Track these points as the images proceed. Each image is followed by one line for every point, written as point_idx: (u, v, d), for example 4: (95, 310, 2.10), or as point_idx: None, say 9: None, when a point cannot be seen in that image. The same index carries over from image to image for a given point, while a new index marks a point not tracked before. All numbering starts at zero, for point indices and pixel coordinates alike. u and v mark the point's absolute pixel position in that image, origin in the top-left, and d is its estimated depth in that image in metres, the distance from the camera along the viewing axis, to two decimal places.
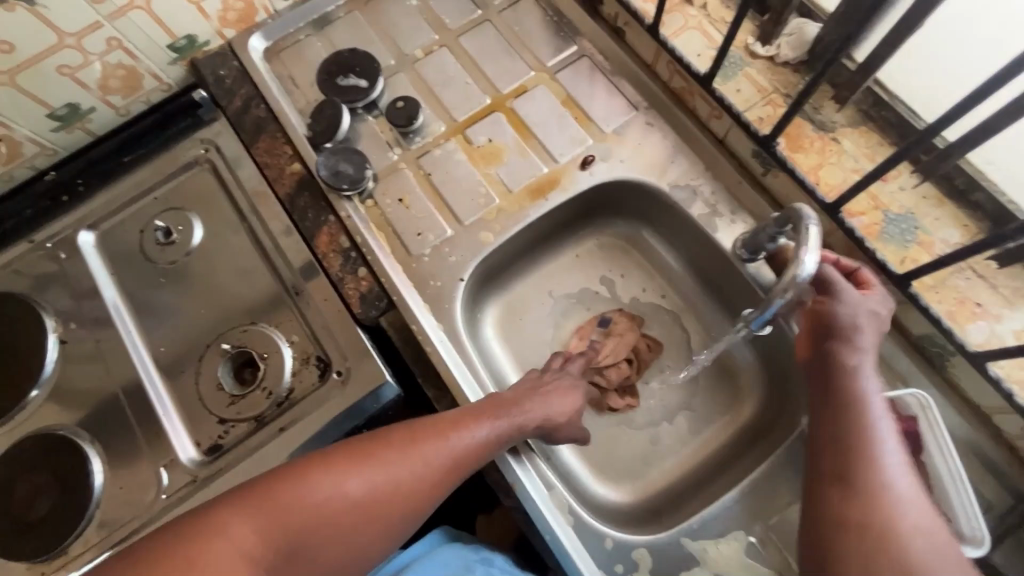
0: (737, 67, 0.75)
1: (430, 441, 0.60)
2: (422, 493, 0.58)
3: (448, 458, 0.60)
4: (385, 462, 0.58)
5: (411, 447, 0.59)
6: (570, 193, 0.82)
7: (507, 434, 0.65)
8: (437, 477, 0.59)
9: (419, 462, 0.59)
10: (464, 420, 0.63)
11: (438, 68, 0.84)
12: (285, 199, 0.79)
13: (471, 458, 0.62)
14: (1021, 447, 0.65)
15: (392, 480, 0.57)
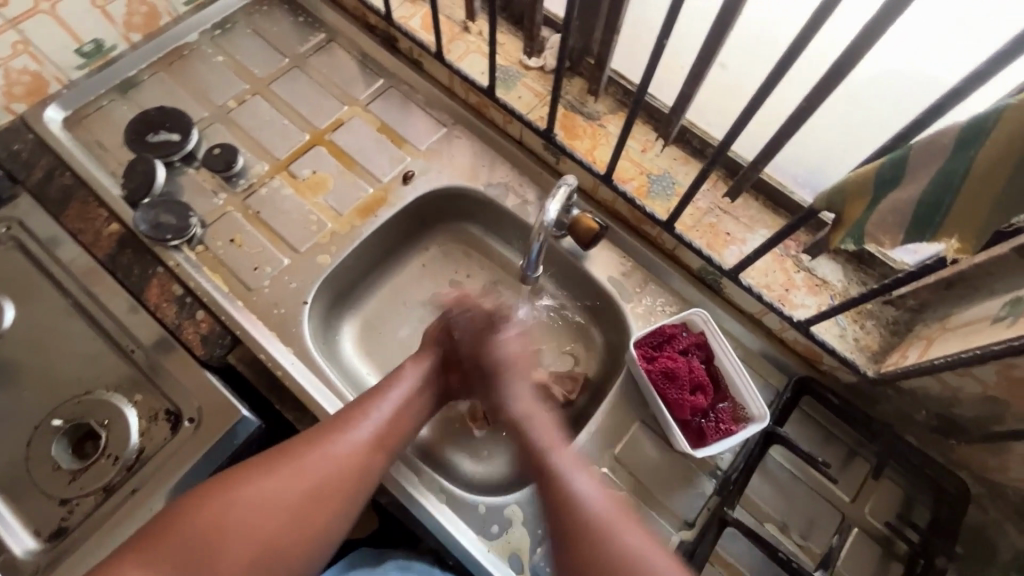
0: (514, 79, 0.90)
1: (331, 432, 0.65)
2: (338, 480, 0.63)
3: (350, 443, 0.65)
4: (292, 462, 0.62)
5: (311, 441, 0.64)
6: (397, 207, 0.89)
7: (409, 410, 0.71)
8: (350, 460, 0.64)
9: (318, 454, 0.63)
10: (357, 407, 0.68)
11: (252, 113, 0.93)
12: (105, 261, 0.82)
13: (381, 437, 0.67)
14: (785, 337, 0.80)
15: (305, 475, 0.62)
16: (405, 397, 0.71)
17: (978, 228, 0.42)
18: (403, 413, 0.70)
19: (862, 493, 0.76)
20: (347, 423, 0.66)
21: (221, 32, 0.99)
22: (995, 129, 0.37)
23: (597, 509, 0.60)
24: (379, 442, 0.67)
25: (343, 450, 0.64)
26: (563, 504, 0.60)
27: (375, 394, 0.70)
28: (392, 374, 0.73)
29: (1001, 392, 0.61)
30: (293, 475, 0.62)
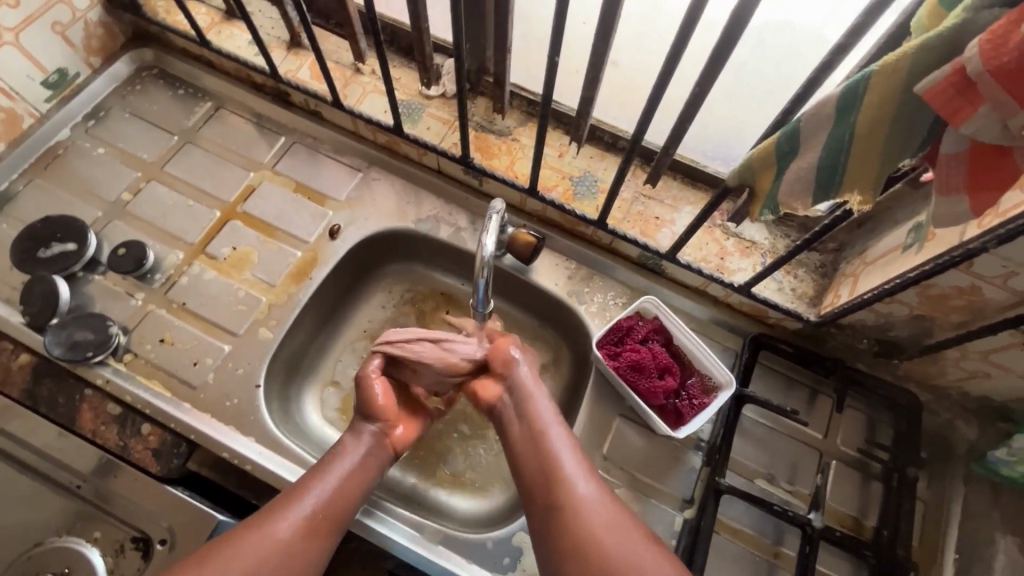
0: (419, 111, 0.89)
1: (278, 509, 0.61)
2: (284, 561, 0.58)
3: (297, 521, 0.60)
4: (237, 547, 0.57)
5: (257, 523, 0.59)
6: (329, 264, 0.86)
7: (361, 480, 0.66)
8: (301, 536, 0.60)
9: (265, 532, 0.59)
10: (297, 486, 0.64)
11: (151, 201, 0.88)
12: (22, 398, 0.74)
13: (327, 514, 0.62)
14: (730, 302, 0.84)
15: (247, 560, 0.57)
16: (351, 466, 0.66)
17: (873, 179, 0.46)
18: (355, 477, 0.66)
19: (832, 427, 0.81)
20: (291, 501, 0.62)
21: (95, 122, 0.93)
22: (867, 94, 0.41)
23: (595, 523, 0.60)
24: (320, 524, 0.62)
25: (297, 526, 0.60)
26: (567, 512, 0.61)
27: (320, 466, 0.66)
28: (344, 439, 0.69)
29: (925, 310, 0.67)
30: (240, 559, 0.57)
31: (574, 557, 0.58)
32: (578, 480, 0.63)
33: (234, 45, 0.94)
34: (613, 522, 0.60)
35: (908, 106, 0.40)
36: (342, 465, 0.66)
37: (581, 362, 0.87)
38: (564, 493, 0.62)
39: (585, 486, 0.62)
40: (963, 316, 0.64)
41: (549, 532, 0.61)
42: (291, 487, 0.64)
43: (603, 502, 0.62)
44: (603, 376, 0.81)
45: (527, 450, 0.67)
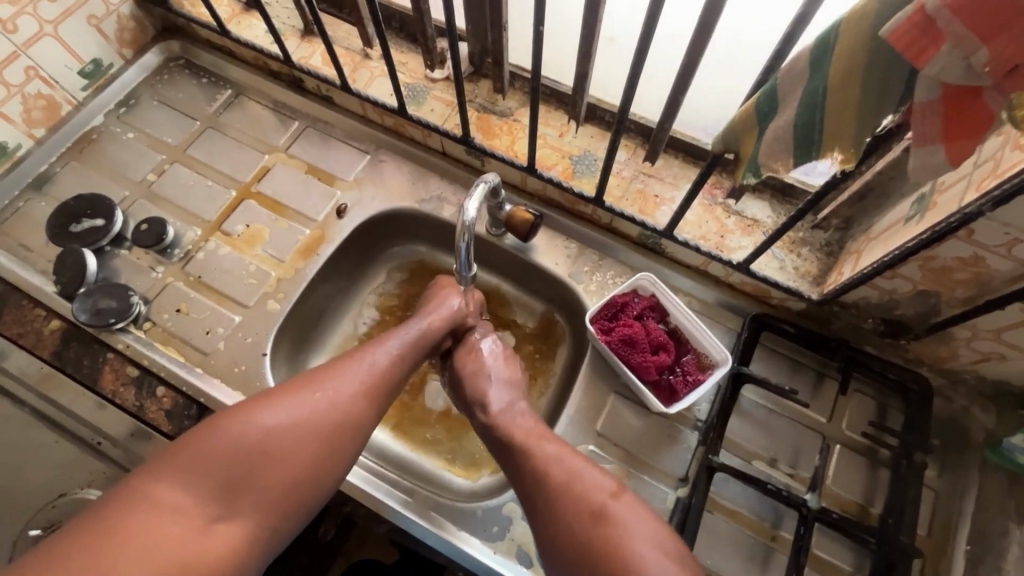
0: (424, 94, 0.91)
1: (347, 367, 0.65)
2: (354, 412, 0.62)
3: (366, 378, 0.65)
4: (310, 396, 0.61)
5: (330, 374, 0.63)
6: (336, 241, 0.90)
7: (417, 346, 0.72)
8: (367, 394, 0.64)
9: (336, 383, 0.63)
10: (355, 352, 0.68)
11: (174, 182, 0.93)
12: (51, 360, 0.80)
13: (381, 380, 0.66)
14: (732, 281, 0.83)
15: (318, 408, 0.60)
16: (401, 346, 0.71)
17: (853, 135, 0.45)
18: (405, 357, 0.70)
19: (836, 411, 0.79)
20: (358, 361, 0.66)
21: (126, 109, 0.99)
22: (837, 44, 0.40)
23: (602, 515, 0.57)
24: (374, 388, 0.65)
25: (364, 380, 0.65)
26: (574, 501, 0.58)
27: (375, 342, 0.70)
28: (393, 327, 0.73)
29: (929, 285, 0.64)
30: (314, 406, 0.60)
31: (593, 544, 0.55)
32: (586, 470, 0.61)
33: (251, 34, 0.99)
34: (649, 529, 0.56)
35: (881, 56, 0.40)
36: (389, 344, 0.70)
37: (578, 342, 0.88)
38: (579, 507, 0.58)
39: (607, 498, 0.58)
40: (970, 291, 0.62)
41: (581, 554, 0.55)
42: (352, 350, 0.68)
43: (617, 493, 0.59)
44: (599, 353, 0.81)
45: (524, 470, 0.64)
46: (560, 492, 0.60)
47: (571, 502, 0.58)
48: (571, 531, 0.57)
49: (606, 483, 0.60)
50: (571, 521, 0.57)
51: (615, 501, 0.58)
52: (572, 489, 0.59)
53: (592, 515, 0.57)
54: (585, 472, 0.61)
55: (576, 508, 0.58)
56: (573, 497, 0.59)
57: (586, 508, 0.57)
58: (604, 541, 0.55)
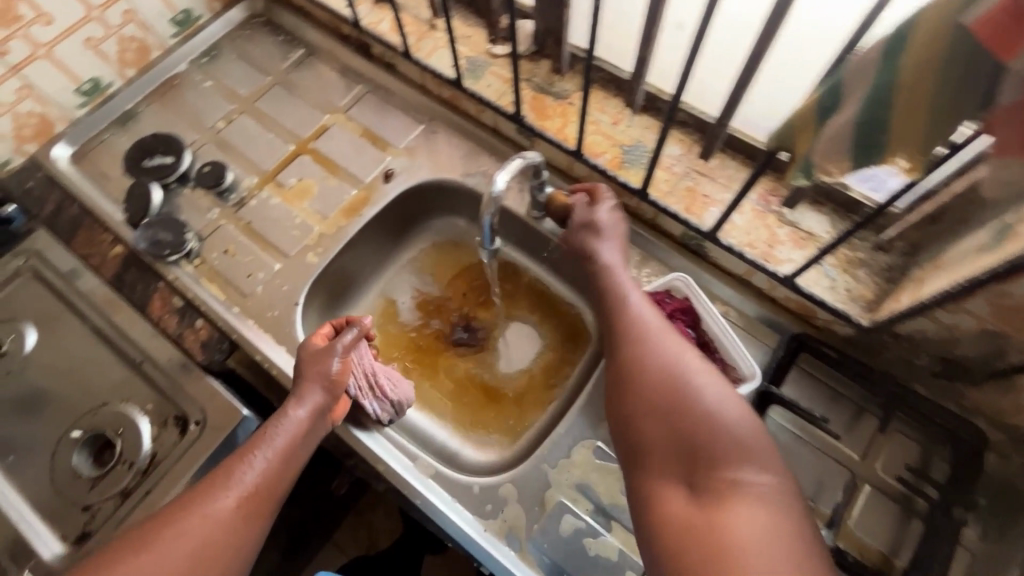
0: (483, 68, 0.91)
1: (201, 498, 0.61)
2: (216, 550, 0.59)
3: (228, 505, 0.61)
4: (168, 534, 0.59)
5: (182, 512, 0.60)
6: (379, 204, 0.92)
7: (293, 443, 0.66)
8: (233, 521, 0.60)
9: (176, 534, 0.59)
10: (239, 457, 0.64)
11: (240, 131, 0.98)
12: (112, 281, 0.87)
13: (265, 486, 0.63)
14: (776, 295, 0.78)
15: (185, 540, 0.58)
16: (284, 442, 0.66)
17: (922, 140, 0.40)
18: (284, 458, 0.65)
19: (871, 449, 0.73)
20: (219, 483, 0.62)
21: (208, 59, 1.04)
22: (914, 32, 0.36)
23: (711, 423, 0.57)
24: (263, 491, 0.63)
25: (229, 503, 0.61)
26: (679, 399, 0.59)
27: (249, 448, 0.65)
28: (268, 421, 0.67)
29: (998, 325, 0.58)
30: (180, 541, 0.58)
31: (697, 453, 0.56)
32: (699, 376, 0.60)
33: None
34: (750, 428, 0.57)
35: (964, 49, 0.35)
36: (281, 436, 0.66)
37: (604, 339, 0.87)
38: (694, 408, 0.58)
39: (716, 399, 0.58)
40: None
41: (673, 454, 0.57)
42: (217, 470, 0.63)
43: (721, 394, 0.59)
44: None
45: (626, 345, 0.65)
46: (673, 401, 0.59)
47: (677, 423, 0.58)
48: (672, 421, 0.58)
49: (718, 391, 0.59)
50: (690, 429, 0.57)
51: (736, 415, 0.57)
52: (682, 387, 0.60)
53: (700, 421, 0.57)
54: (694, 378, 0.60)
55: (680, 409, 0.58)
56: (681, 418, 0.58)
57: (671, 389, 0.60)
58: (706, 444, 0.56)
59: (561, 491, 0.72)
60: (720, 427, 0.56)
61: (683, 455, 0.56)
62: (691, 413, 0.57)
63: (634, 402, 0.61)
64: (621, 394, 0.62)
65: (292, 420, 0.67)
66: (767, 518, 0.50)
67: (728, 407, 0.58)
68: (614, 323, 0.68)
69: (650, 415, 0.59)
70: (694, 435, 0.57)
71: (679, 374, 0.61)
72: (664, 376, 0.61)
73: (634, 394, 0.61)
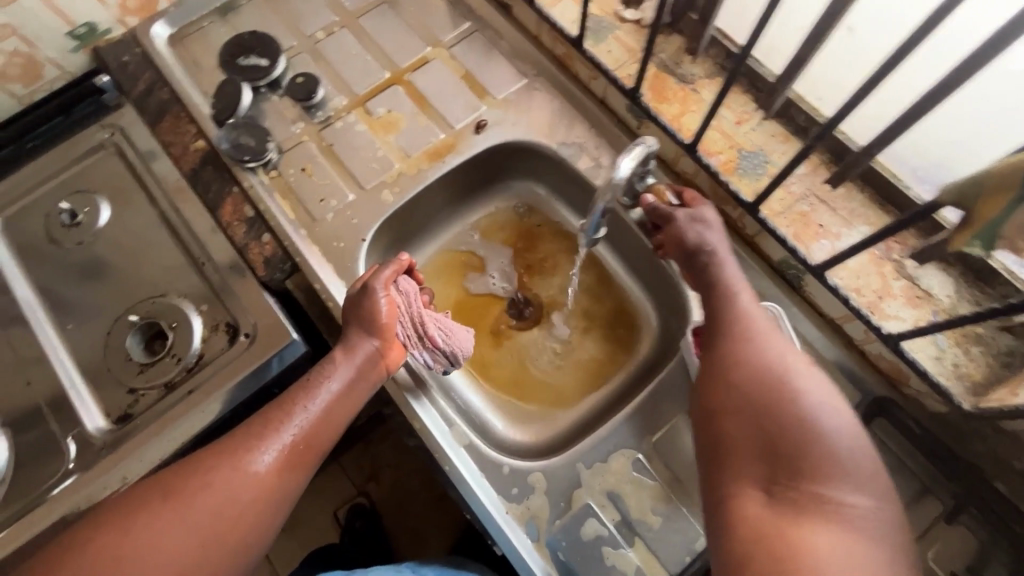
0: (608, 31, 0.83)
1: (245, 446, 0.61)
2: (255, 500, 0.59)
3: (268, 458, 0.60)
4: (207, 484, 0.58)
5: (224, 461, 0.59)
6: (465, 155, 0.87)
7: (344, 397, 0.67)
8: (273, 472, 0.60)
9: (215, 482, 0.58)
10: (282, 407, 0.64)
11: (338, 46, 0.93)
12: (188, 175, 0.86)
13: (307, 439, 0.63)
14: (868, 350, 0.71)
15: (226, 492, 0.58)
16: (334, 391, 0.66)
17: None
18: (332, 411, 0.66)
19: (928, 535, 0.68)
20: (263, 433, 0.62)
21: None
22: None
23: (820, 444, 0.51)
24: (306, 446, 0.63)
25: (271, 457, 0.61)
26: (792, 405, 0.53)
27: (297, 395, 0.65)
28: (317, 369, 0.68)
29: None
30: (223, 491, 0.58)
31: (793, 463, 0.51)
32: (810, 390, 0.55)
33: None
34: (867, 461, 0.51)
35: None
36: (329, 387, 0.66)
37: (665, 350, 0.84)
38: (802, 421, 0.52)
39: (830, 419, 0.53)
40: None
41: (767, 461, 0.52)
42: (256, 423, 0.63)
43: (830, 412, 0.53)
44: (682, 366, 0.74)
45: (726, 338, 0.61)
46: (774, 401, 0.54)
47: (771, 421, 0.53)
48: (773, 423, 0.53)
49: (831, 410, 0.53)
50: (794, 434, 0.52)
51: (847, 435, 0.52)
52: (790, 395, 0.54)
53: (802, 435, 0.52)
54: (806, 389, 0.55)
55: (789, 417, 0.53)
56: (772, 415, 0.54)
57: (776, 388, 0.55)
58: (808, 458, 0.51)
59: (590, 495, 0.70)
60: (833, 451, 0.51)
61: (782, 463, 0.51)
62: (791, 419, 0.53)
63: (730, 389, 0.57)
64: (726, 379, 0.58)
65: (337, 376, 0.67)
66: (858, 547, 0.46)
67: (840, 429, 0.52)
68: (717, 316, 0.64)
69: (749, 412, 0.55)
70: (800, 443, 0.51)
71: (783, 376, 0.56)
72: (775, 376, 0.56)
73: (728, 381, 0.58)
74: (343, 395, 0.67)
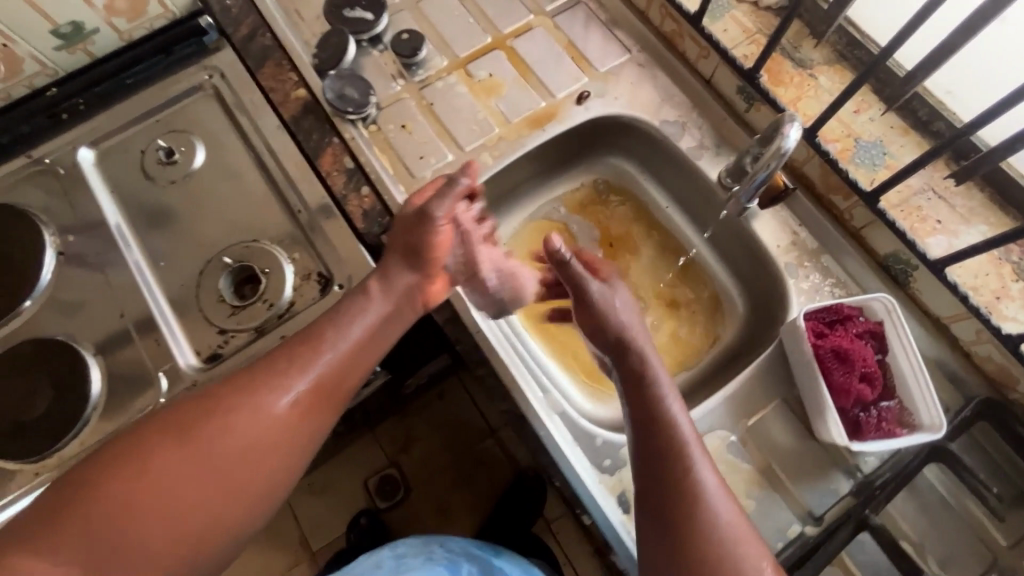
0: (725, 10, 0.82)
1: (270, 385, 0.61)
2: (279, 436, 0.60)
3: (291, 399, 0.61)
4: (230, 423, 0.58)
5: (247, 402, 0.59)
6: (565, 125, 0.86)
7: (374, 332, 0.67)
8: (298, 411, 0.61)
9: (239, 420, 0.59)
10: (312, 339, 0.64)
11: (440, 6, 0.92)
12: (288, 122, 0.85)
13: (335, 377, 0.64)
14: (974, 352, 0.70)
15: (247, 431, 0.59)
16: (366, 323, 0.66)
17: None
18: (361, 346, 0.66)
19: None
20: (285, 373, 0.62)
21: None
22: None
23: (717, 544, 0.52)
24: (332, 386, 0.63)
25: (290, 402, 0.61)
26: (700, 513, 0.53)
27: (330, 326, 0.65)
28: (345, 301, 0.68)
29: None
30: (245, 430, 0.58)
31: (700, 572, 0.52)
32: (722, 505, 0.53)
33: None
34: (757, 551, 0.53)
35: None
36: (362, 322, 0.66)
37: (751, 339, 0.83)
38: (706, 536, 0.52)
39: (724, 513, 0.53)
40: None
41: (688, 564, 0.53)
42: (277, 362, 0.62)
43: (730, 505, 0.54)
44: (780, 350, 0.74)
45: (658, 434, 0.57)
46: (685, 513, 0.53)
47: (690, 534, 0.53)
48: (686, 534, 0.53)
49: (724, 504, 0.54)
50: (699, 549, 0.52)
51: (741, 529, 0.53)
52: (688, 506, 0.53)
53: (718, 540, 0.52)
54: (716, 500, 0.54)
55: (709, 533, 0.52)
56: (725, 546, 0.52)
57: (687, 490, 0.54)
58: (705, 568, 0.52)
59: None
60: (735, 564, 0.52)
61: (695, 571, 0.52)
62: (705, 531, 0.53)
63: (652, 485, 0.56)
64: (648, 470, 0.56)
65: (368, 309, 0.67)
66: None
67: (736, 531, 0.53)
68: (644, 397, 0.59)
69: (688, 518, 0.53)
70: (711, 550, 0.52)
71: (687, 481, 0.54)
72: (694, 485, 0.54)
73: (662, 481, 0.55)
74: (369, 328, 0.66)
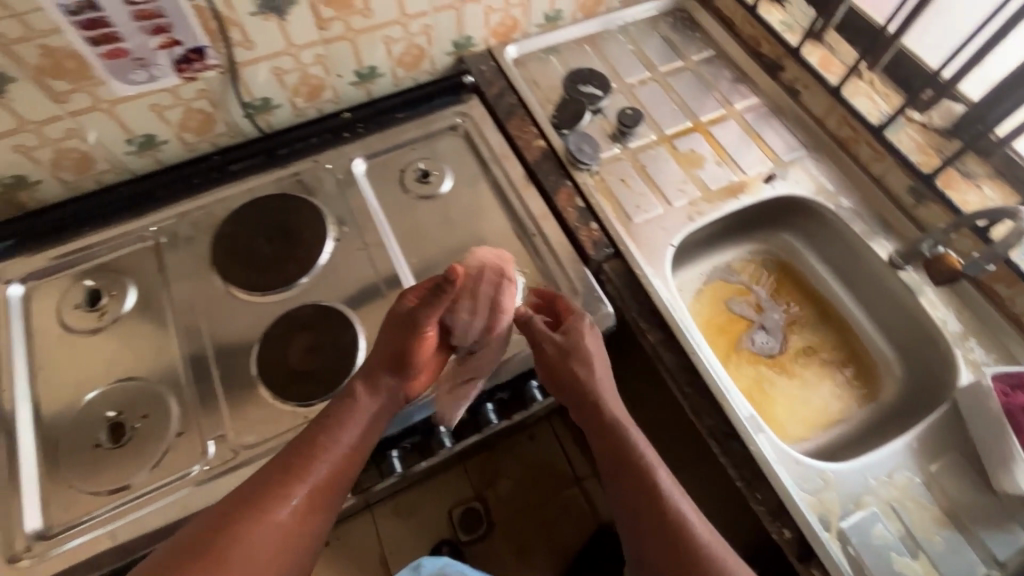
0: (900, 125, 1.01)
1: (279, 493, 0.67)
2: (290, 537, 0.66)
3: (304, 495, 0.67)
4: (244, 541, 0.63)
5: (260, 515, 0.64)
6: (756, 197, 1.03)
7: (361, 428, 0.73)
8: (303, 511, 0.67)
9: (249, 534, 0.63)
10: (311, 442, 0.70)
11: (650, 93, 1.14)
12: (530, 163, 1.04)
13: (344, 469, 0.71)
14: None
15: (260, 549, 0.63)
16: (359, 418, 0.73)
17: None
18: (356, 437, 0.73)
19: None
20: (295, 477, 0.68)
21: (634, 27, 1.22)
22: None
23: None
24: (331, 485, 0.70)
25: (293, 509, 0.66)
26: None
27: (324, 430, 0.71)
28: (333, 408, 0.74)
29: None
30: (258, 551, 0.63)
31: None
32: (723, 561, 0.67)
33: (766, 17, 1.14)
34: None
35: None
36: (353, 421, 0.73)
37: (912, 405, 0.96)
38: None
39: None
40: None
41: None
42: (279, 475, 0.68)
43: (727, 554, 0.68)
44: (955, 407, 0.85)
45: (654, 518, 0.69)
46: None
47: None
48: None
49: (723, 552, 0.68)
50: None
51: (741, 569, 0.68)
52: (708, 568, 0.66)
53: None
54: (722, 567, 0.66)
55: None
56: None
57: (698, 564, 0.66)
58: None
59: (876, 502, 0.78)
60: None
61: None
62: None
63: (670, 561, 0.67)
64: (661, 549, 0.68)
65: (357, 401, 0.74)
66: None
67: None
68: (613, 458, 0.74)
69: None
70: None
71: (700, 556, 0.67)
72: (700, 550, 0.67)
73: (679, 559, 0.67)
74: (361, 420, 0.73)
